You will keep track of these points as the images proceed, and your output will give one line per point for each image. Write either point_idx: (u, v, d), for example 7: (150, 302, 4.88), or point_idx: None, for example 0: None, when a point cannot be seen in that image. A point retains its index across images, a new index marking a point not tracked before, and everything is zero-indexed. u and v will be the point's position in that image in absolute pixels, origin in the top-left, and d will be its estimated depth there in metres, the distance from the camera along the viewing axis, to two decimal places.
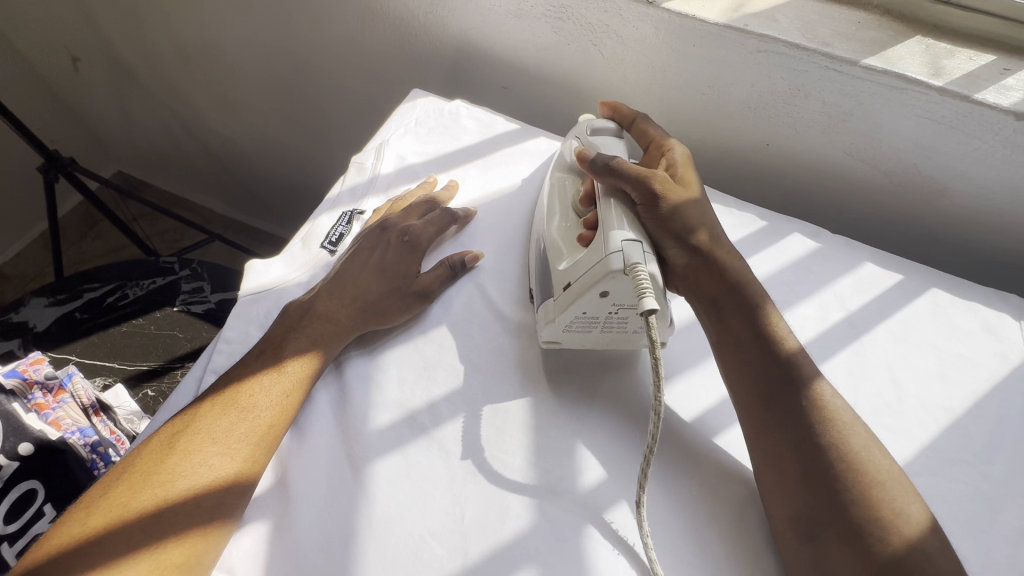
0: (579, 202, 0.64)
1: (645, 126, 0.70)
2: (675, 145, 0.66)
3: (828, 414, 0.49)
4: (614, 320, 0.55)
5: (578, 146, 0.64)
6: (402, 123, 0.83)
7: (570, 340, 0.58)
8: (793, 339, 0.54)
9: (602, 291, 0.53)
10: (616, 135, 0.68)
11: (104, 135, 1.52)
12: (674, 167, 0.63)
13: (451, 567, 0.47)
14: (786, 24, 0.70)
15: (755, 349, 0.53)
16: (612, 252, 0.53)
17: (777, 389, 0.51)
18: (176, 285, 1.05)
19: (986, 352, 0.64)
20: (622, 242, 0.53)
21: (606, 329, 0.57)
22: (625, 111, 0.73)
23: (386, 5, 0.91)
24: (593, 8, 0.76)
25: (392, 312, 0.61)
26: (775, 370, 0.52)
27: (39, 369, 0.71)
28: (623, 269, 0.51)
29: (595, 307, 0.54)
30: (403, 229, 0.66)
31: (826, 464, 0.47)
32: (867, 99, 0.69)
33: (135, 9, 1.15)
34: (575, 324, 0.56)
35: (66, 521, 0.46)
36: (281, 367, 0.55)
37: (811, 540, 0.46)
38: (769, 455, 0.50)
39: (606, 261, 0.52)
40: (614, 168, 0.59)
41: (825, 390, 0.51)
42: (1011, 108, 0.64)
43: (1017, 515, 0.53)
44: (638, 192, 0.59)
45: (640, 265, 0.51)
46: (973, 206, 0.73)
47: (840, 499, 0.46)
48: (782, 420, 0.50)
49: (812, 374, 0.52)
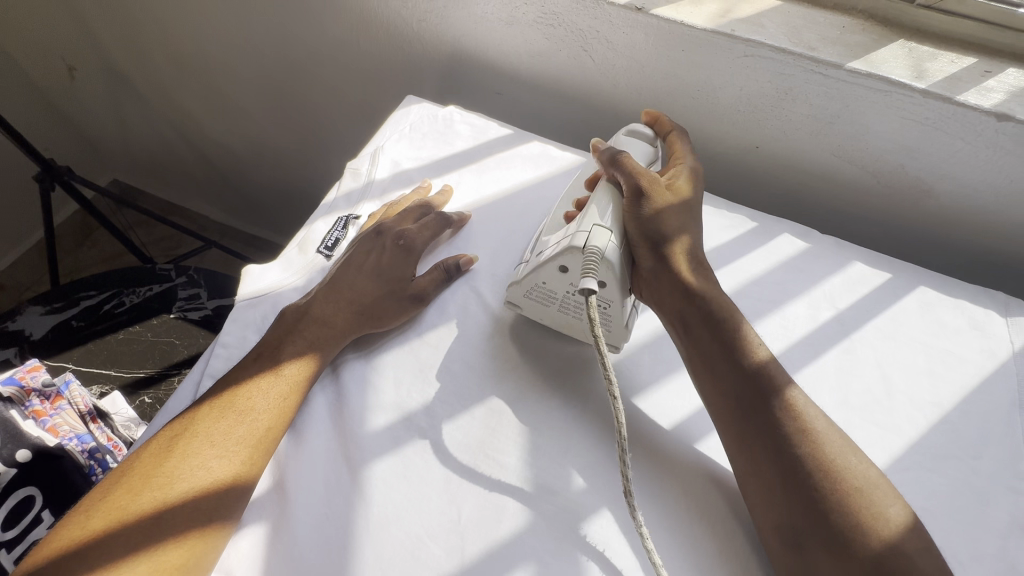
0: (586, 182, 0.67)
1: (680, 142, 0.69)
2: (687, 158, 0.67)
3: (801, 426, 0.50)
4: (571, 301, 0.58)
5: (593, 138, 0.67)
6: (396, 129, 0.84)
7: (529, 309, 0.62)
8: (764, 350, 0.54)
9: (561, 266, 0.56)
10: (649, 143, 0.69)
11: (100, 144, 1.53)
12: (675, 177, 0.64)
13: (448, 566, 0.48)
14: (773, 29, 0.72)
15: (727, 358, 0.54)
16: (579, 231, 0.56)
17: (749, 399, 0.52)
18: (173, 292, 1.04)
19: (974, 349, 0.65)
20: (593, 224, 0.56)
21: (563, 309, 0.60)
22: (666, 122, 0.72)
23: (380, 13, 0.92)
24: (583, 15, 0.77)
25: (387, 316, 0.62)
26: (746, 381, 0.52)
27: (37, 376, 0.73)
28: (582, 246, 0.54)
29: (555, 281, 0.58)
30: (399, 233, 0.67)
31: (802, 473, 0.48)
32: (852, 102, 0.71)
33: (131, 19, 1.16)
34: (535, 292, 0.60)
35: (66, 524, 0.47)
36: (278, 370, 0.56)
37: (798, 549, 0.47)
38: (747, 466, 0.50)
39: (571, 238, 0.56)
40: (615, 160, 0.62)
41: (799, 402, 0.51)
42: (993, 109, 0.65)
43: (1005, 508, 0.54)
44: (629, 191, 0.60)
45: (598, 249, 0.54)
46: (958, 205, 0.74)
47: (820, 510, 0.46)
48: (755, 427, 0.51)
49: (785, 384, 0.52)
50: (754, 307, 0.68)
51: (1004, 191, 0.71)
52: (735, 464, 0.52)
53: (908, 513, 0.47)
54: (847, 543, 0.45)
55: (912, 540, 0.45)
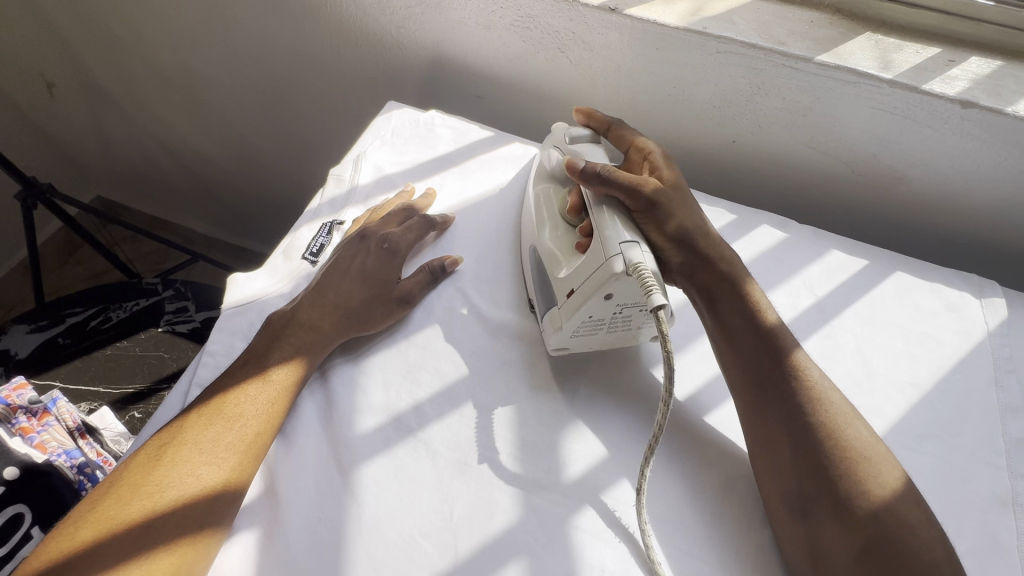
0: (568, 211, 0.64)
1: (624, 131, 0.70)
2: (655, 146, 0.67)
3: (816, 396, 0.52)
4: (620, 319, 0.56)
5: (565, 156, 0.61)
6: (378, 135, 0.84)
7: (578, 345, 0.59)
8: (774, 315, 0.57)
9: (607, 294, 0.53)
10: (593, 141, 0.68)
11: (82, 160, 1.51)
12: (659, 170, 0.64)
13: (441, 563, 0.48)
14: (743, 25, 0.73)
15: (751, 334, 0.55)
16: (611, 255, 0.53)
17: (772, 374, 0.53)
18: (160, 305, 1.05)
19: (950, 330, 0.66)
20: (621, 244, 0.53)
21: (612, 329, 0.58)
22: (599, 117, 0.72)
23: (358, 20, 0.93)
24: (559, 17, 0.78)
25: (374, 319, 0.62)
26: (769, 353, 0.54)
27: (22, 394, 0.73)
28: (626, 269, 0.51)
29: (601, 311, 0.55)
30: (383, 237, 0.68)
31: (810, 445, 0.49)
32: (824, 94, 0.72)
33: (111, 34, 1.16)
34: (582, 328, 0.56)
35: (55, 536, 0.47)
36: (266, 376, 0.56)
37: (805, 525, 0.48)
38: (758, 444, 0.52)
39: (607, 265, 0.52)
40: (605, 177, 0.58)
41: (810, 369, 0.54)
42: (958, 96, 0.67)
43: (986, 482, 0.55)
44: (633, 201, 0.58)
45: (642, 263, 0.51)
46: (930, 191, 0.76)
47: (824, 483, 0.48)
48: (779, 401, 0.52)
49: (792, 348, 0.55)
50: None
51: (972, 176, 0.73)
52: (746, 442, 0.53)
53: (905, 476, 0.48)
54: (851, 515, 0.46)
55: (914, 513, 0.46)
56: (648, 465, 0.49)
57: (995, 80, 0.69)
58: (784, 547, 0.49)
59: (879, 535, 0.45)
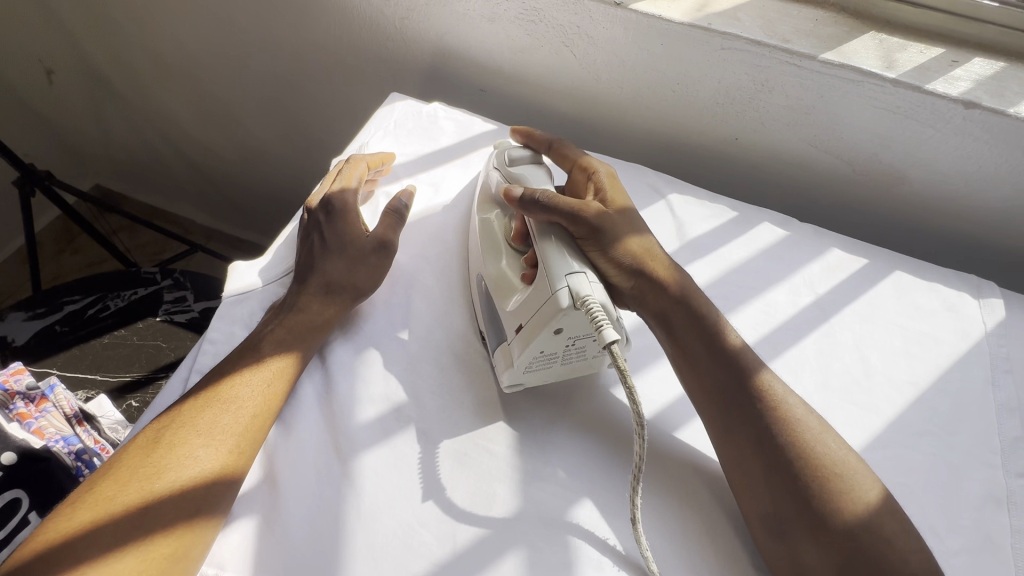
0: (512, 239, 0.63)
1: (565, 150, 0.69)
2: (600, 164, 0.66)
3: (782, 413, 0.52)
4: (573, 351, 0.55)
5: (502, 186, 0.61)
6: (381, 126, 0.84)
7: (533, 380, 0.57)
8: (737, 336, 0.56)
9: (556, 329, 0.52)
10: (533, 163, 0.66)
11: (81, 148, 1.50)
12: (603, 191, 0.63)
13: (440, 552, 0.49)
14: (748, 22, 0.73)
15: (712, 357, 0.55)
16: (557, 289, 0.52)
17: (737, 392, 0.53)
18: (159, 295, 1.04)
19: (948, 329, 0.67)
20: (566, 276, 0.52)
21: (566, 361, 0.56)
22: (539, 136, 0.71)
23: (363, 10, 0.93)
24: (564, 11, 0.78)
25: (363, 282, 0.63)
26: (727, 372, 0.54)
27: (21, 379, 0.73)
28: (572, 303, 0.51)
29: (552, 344, 0.53)
30: (325, 204, 0.67)
31: (790, 458, 0.50)
32: (827, 92, 0.72)
33: (112, 20, 1.15)
34: (535, 364, 0.55)
35: (53, 518, 0.47)
36: (262, 362, 0.56)
37: (783, 539, 0.48)
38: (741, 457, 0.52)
39: (553, 300, 0.51)
40: (546, 205, 0.57)
41: (775, 386, 0.54)
42: (961, 96, 0.67)
43: (981, 480, 0.56)
44: (578, 229, 0.57)
45: (588, 295, 0.50)
46: (931, 191, 0.77)
47: (803, 499, 0.48)
48: (751, 415, 0.52)
49: (757, 364, 0.55)
50: (737, 293, 0.69)
51: (974, 177, 0.73)
52: (719, 458, 0.53)
53: (882, 491, 0.49)
54: (830, 532, 0.47)
55: (896, 522, 0.47)
56: (637, 500, 0.47)
57: (998, 81, 0.69)
58: (764, 558, 0.50)
59: (858, 551, 0.46)
